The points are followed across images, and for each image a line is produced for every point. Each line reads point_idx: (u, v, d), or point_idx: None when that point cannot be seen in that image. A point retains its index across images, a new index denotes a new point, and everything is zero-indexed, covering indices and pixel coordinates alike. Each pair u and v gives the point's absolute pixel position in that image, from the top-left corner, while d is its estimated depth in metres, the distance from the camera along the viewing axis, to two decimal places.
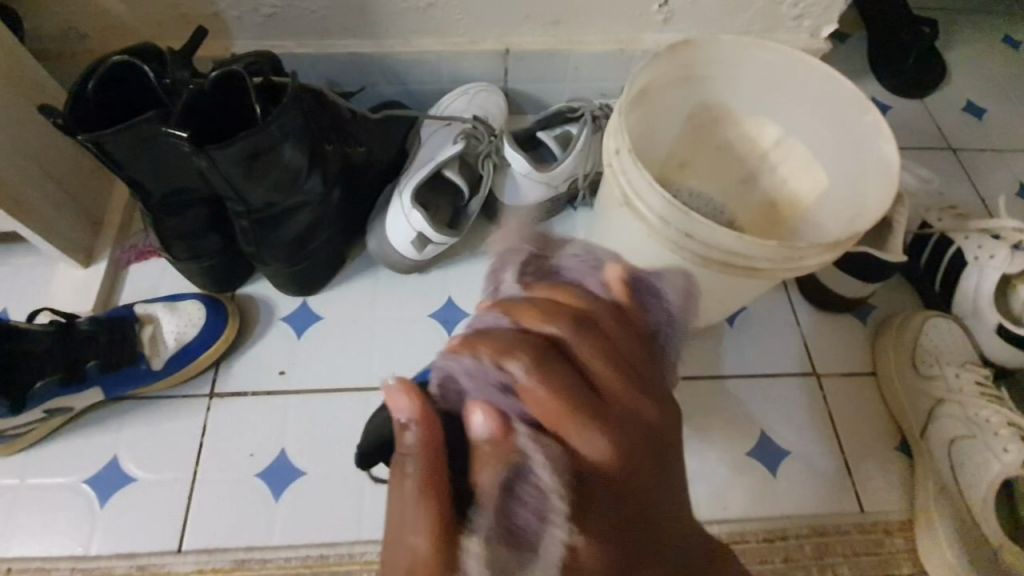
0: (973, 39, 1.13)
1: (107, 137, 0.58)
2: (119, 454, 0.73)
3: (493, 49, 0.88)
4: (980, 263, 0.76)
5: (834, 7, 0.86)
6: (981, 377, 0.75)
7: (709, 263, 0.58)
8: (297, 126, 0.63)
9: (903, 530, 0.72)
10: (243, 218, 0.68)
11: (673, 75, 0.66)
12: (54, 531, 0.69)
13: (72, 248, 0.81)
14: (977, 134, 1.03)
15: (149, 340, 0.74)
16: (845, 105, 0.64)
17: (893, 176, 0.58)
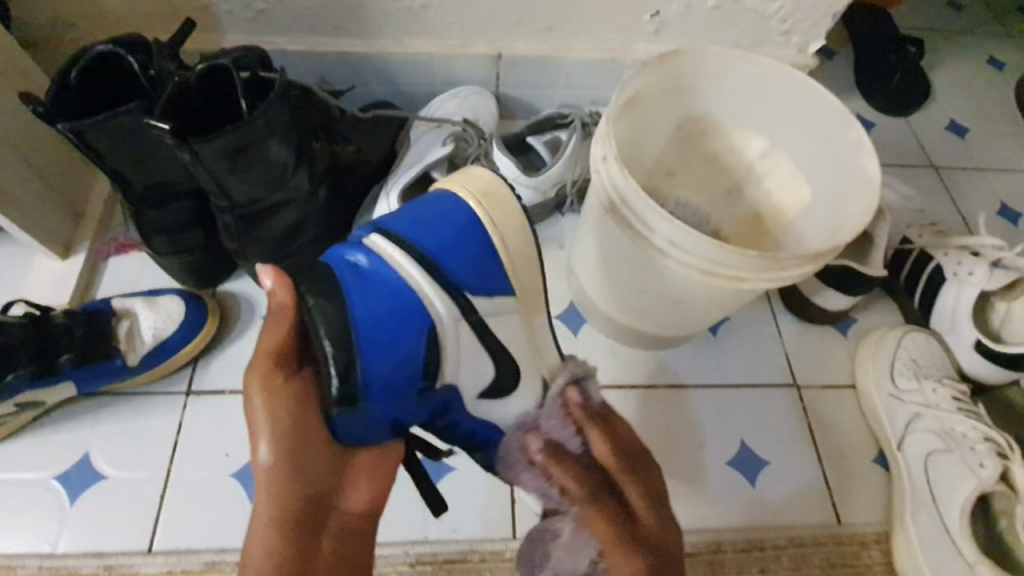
0: (957, 59, 1.16)
1: (89, 126, 0.57)
2: (91, 450, 0.72)
3: (485, 52, 0.88)
4: (960, 279, 0.77)
5: (822, 23, 0.87)
6: (958, 393, 0.75)
7: (693, 270, 0.58)
8: (284, 122, 0.62)
9: (879, 543, 0.72)
10: (226, 214, 0.67)
11: (661, 84, 0.67)
12: (21, 528, 0.68)
13: (49, 238, 0.79)
14: (959, 153, 1.05)
15: (126, 334, 0.72)
16: (829, 119, 0.65)
17: (875, 189, 0.59)
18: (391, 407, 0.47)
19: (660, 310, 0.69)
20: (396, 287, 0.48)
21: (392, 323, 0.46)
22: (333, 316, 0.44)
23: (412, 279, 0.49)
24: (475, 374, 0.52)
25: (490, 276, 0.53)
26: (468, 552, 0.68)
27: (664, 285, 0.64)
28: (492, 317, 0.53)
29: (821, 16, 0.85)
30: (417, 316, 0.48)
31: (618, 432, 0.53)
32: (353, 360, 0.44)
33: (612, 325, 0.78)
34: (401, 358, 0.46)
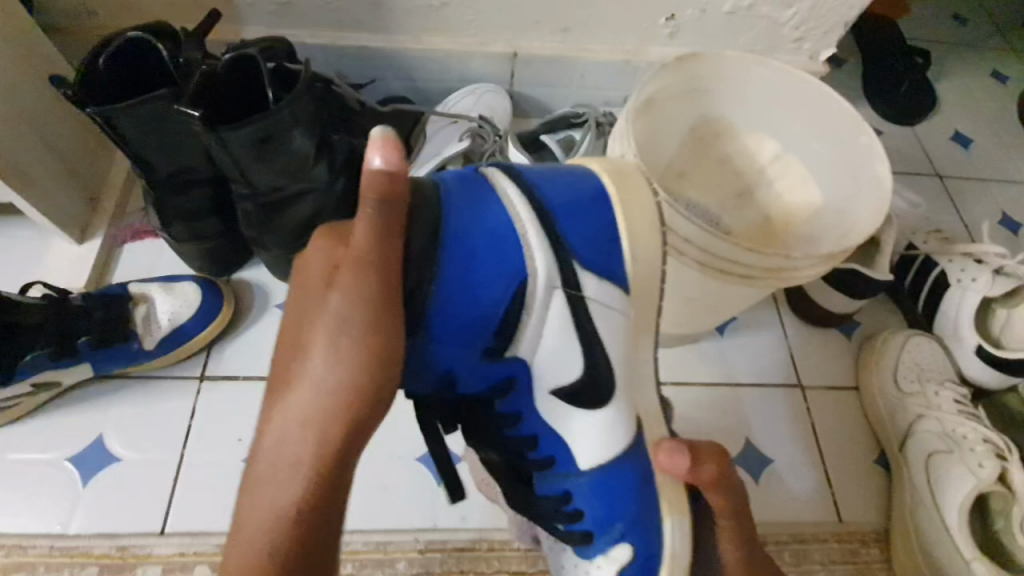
0: (963, 71, 1.18)
1: (118, 111, 0.58)
2: (104, 433, 0.72)
3: (501, 51, 0.89)
4: (963, 286, 0.79)
5: (833, 31, 0.88)
6: (959, 396, 0.77)
7: (708, 268, 0.59)
8: (308, 114, 0.63)
9: (879, 541, 0.74)
10: (248, 201, 0.69)
11: (679, 86, 0.68)
12: (34, 507, 0.68)
13: (67, 223, 0.80)
14: (964, 163, 1.07)
15: (143, 318, 0.73)
16: (842, 125, 0.66)
17: (887, 196, 0.61)
18: (453, 353, 0.47)
19: (672, 307, 0.70)
20: (498, 232, 0.47)
21: (480, 268, 0.46)
22: (421, 238, 0.43)
23: (523, 231, 0.47)
24: (560, 363, 0.51)
25: (606, 261, 0.50)
26: (477, 541, 0.69)
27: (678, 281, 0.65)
28: (597, 302, 0.50)
29: (833, 24, 0.87)
30: (512, 269, 0.47)
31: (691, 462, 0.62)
32: (427, 288, 0.44)
33: None
34: (475, 306, 0.46)
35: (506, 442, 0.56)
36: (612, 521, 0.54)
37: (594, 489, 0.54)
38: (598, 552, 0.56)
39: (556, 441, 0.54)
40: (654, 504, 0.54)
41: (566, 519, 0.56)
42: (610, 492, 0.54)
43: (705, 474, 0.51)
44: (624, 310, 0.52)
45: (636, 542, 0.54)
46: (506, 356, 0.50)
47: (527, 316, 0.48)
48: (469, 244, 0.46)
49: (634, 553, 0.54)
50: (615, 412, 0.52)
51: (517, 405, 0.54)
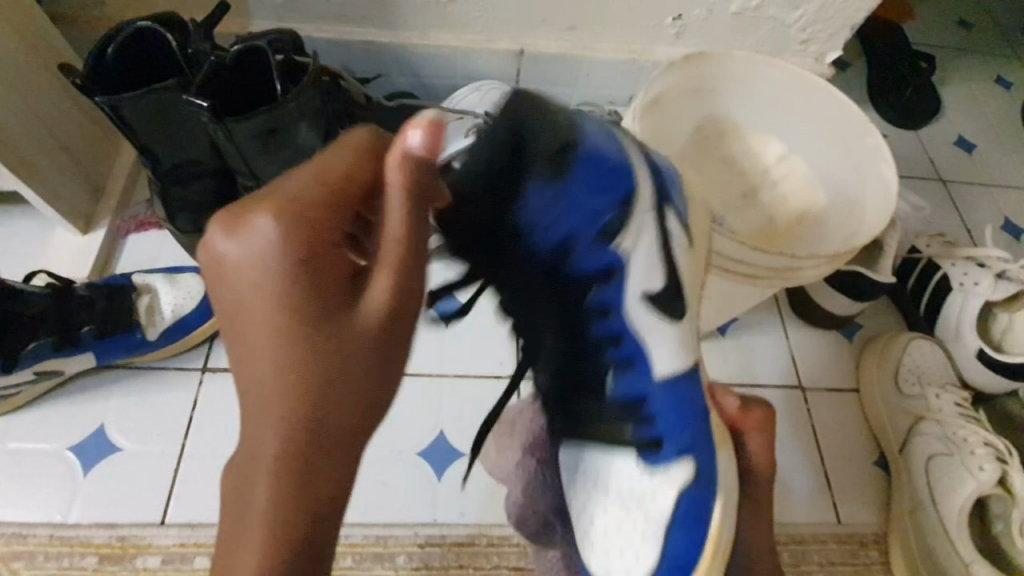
0: (968, 76, 1.18)
1: (125, 100, 0.58)
2: (106, 423, 0.72)
3: (508, 48, 0.89)
4: (965, 289, 0.79)
5: (839, 34, 0.88)
6: (960, 399, 0.77)
7: (713, 268, 0.60)
8: (314, 107, 0.64)
9: (879, 543, 0.74)
10: (252, 194, 0.69)
11: (686, 85, 0.68)
12: (35, 496, 0.68)
13: (71, 213, 0.80)
14: (967, 168, 1.07)
15: (146, 309, 0.73)
16: (849, 126, 0.67)
17: (894, 199, 0.61)
18: (538, 266, 0.46)
19: None
20: (608, 156, 0.45)
21: (588, 178, 0.44)
22: (543, 135, 0.42)
23: (635, 163, 0.47)
24: (655, 320, 0.47)
25: (699, 210, 0.48)
26: (476, 536, 0.70)
27: None
28: (680, 246, 0.48)
29: (839, 26, 0.87)
30: (619, 185, 0.45)
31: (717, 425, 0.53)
32: (530, 181, 0.43)
33: None
34: (573, 213, 0.44)
35: (587, 344, 0.48)
36: (676, 434, 0.46)
37: (668, 399, 0.46)
38: (664, 464, 0.46)
39: (634, 340, 0.47)
40: (715, 430, 0.47)
41: (642, 425, 0.47)
42: (682, 404, 0.46)
43: (758, 421, 0.49)
44: (700, 264, 0.50)
45: (702, 457, 0.45)
46: (607, 246, 0.45)
47: (618, 246, 0.46)
48: (583, 164, 0.44)
49: (698, 469, 0.45)
50: (688, 329, 0.49)
51: (609, 297, 0.47)
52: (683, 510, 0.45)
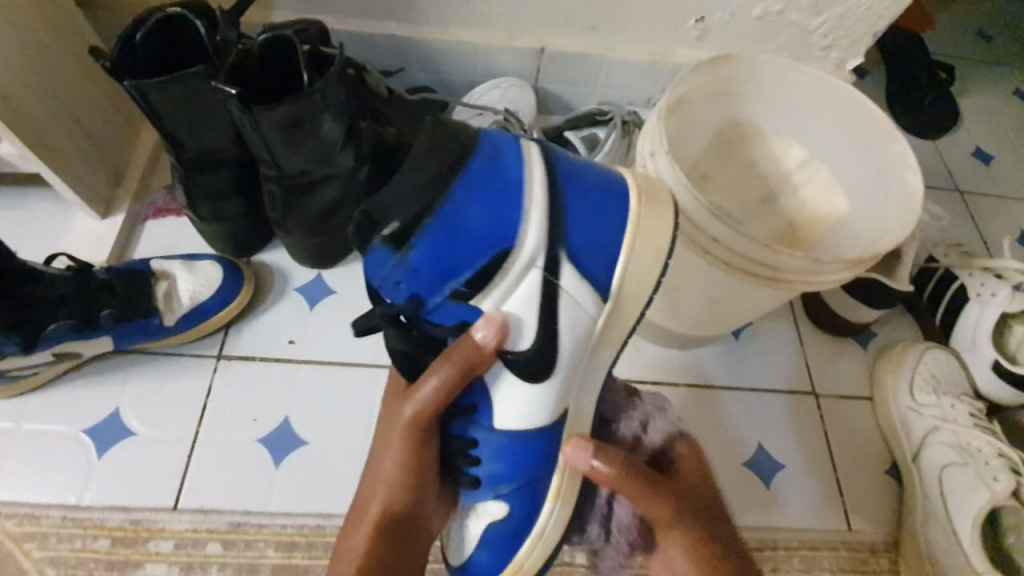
0: (987, 87, 1.17)
1: (154, 86, 0.58)
2: (121, 407, 0.73)
3: (529, 46, 0.89)
4: (981, 300, 0.79)
5: (862, 41, 0.88)
6: (975, 410, 0.77)
7: (734, 269, 0.60)
8: (340, 99, 0.64)
9: (889, 552, 0.74)
10: (273, 183, 0.69)
11: (709, 87, 0.68)
12: (48, 477, 0.69)
13: (91, 198, 0.80)
14: (984, 179, 1.07)
15: (165, 295, 0.73)
16: (874, 135, 0.67)
17: (918, 204, 0.61)
18: (419, 279, 0.52)
19: (692, 307, 0.70)
20: (506, 194, 0.53)
21: (481, 214, 0.52)
22: (441, 165, 0.51)
23: (529, 200, 0.53)
24: (521, 327, 0.55)
25: (604, 252, 0.56)
26: None
27: (702, 281, 0.65)
28: (567, 293, 0.56)
29: (862, 34, 0.87)
30: (502, 233, 0.53)
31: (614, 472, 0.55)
32: (426, 214, 0.50)
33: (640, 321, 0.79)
34: (461, 244, 0.52)
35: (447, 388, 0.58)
36: (503, 481, 0.58)
37: (507, 447, 0.57)
38: (479, 502, 0.59)
39: (482, 393, 0.57)
40: (546, 487, 0.58)
41: (469, 463, 0.58)
42: (520, 457, 0.57)
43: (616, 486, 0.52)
44: (593, 311, 0.57)
45: (516, 505, 0.57)
46: (464, 302, 0.54)
47: (502, 279, 0.54)
48: (472, 195, 0.52)
49: (511, 511, 0.57)
50: (549, 393, 0.57)
51: None
52: (491, 537, 0.58)
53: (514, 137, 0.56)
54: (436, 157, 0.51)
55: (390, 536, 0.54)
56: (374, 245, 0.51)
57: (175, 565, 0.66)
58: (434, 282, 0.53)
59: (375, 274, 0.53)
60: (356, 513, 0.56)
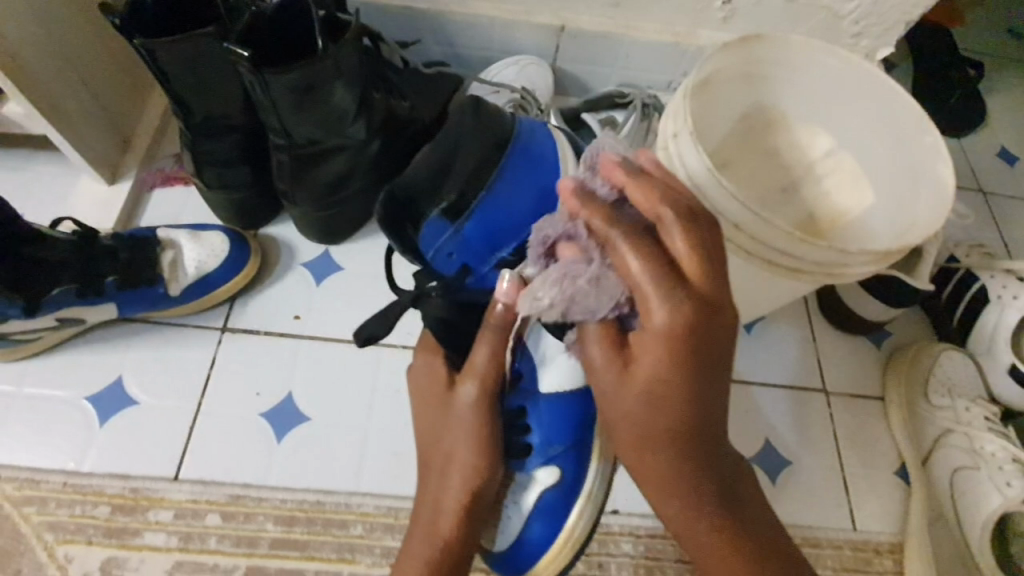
0: (1015, 85, 1.14)
1: (162, 44, 0.56)
2: (124, 374, 0.72)
3: (548, 23, 0.86)
4: (1002, 302, 0.77)
5: (893, 30, 0.85)
6: (989, 413, 0.75)
7: (754, 257, 0.58)
8: (353, 66, 0.62)
9: (895, 553, 0.72)
10: (282, 152, 0.67)
11: (736, 69, 0.66)
12: (49, 442, 0.68)
13: (98, 162, 0.79)
14: (1008, 179, 1.04)
15: (170, 264, 0.72)
16: (903, 123, 0.65)
17: (949, 195, 0.59)
18: (473, 244, 0.57)
19: None
20: (540, 178, 0.58)
21: (518, 195, 0.57)
22: (486, 153, 0.57)
23: (559, 186, 0.58)
24: None
25: None
26: None
27: None
28: None
29: (894, 22, 0.84)
30: (535, 207, 0.57)
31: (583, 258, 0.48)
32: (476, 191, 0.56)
33: None
34: (503, 217, 0.56)
35: None
36: (553, 442, 0.59)
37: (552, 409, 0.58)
38: (531, 469, 0.59)
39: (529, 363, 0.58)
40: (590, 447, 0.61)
41: (521, 433, 0.58)
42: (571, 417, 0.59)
43: (633, 198, 0.44)
44: None
45: (565, 465, 0.59)
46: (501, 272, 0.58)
47: None
48: (517, 171, 0.57)
49: (562, 473, 0.59)
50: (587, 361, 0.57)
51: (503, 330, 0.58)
52: (546, 503, 0.58)
53: (548, 129, 0.62)
54: (486, 132, 0.57)
55: (475, 517, 0.52)
56: (431, 217, 0.55)
57: (174, 535, 0.66)
58: (484, 248, 0.57)
59: (424, 235, 0.56)
60: (432, 505, 0.52)
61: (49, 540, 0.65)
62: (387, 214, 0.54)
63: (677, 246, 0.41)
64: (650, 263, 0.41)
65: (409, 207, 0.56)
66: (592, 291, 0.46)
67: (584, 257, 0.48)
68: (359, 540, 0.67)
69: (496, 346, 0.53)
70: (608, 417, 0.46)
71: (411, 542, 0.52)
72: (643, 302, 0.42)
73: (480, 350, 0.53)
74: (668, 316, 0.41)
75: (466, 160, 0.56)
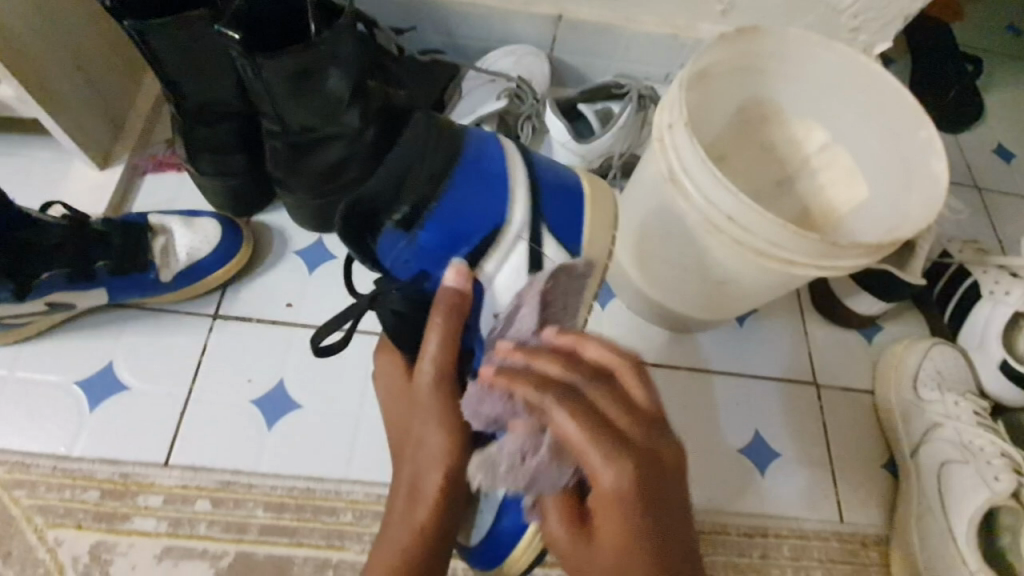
0: (1015, 82, 1.14)
1: (154, 29, 0.56)
2: (114, 360, 0.72)
3: (546, 12, 0.86)
4: (995, 299, 0.77)
5: (893, 25, 0.85)
6: (979, 408, 0.75)
7: (745, 249, 0.57)
8: (348, 53, 0.61)
9: (879, 545, 0.74)
10: (277, 140, 0.67)
11: (732, 60, 0.65)
12: (39, 426, 0.68)
13: (90, 147, 0.78)
14: (1004, 176, 1.04)
15: (161, 250, 0.72)
16: (901, 117, 0.64)
17: (941, 189, 0.58)
18: (433, 252, 0.54)
19: (700, 290, 0.69)
20: (496, 184, 0.57)
21: (476, 200, 0.55)
22: (440, 158, 0.54)
23: (514, 189, 0.57)
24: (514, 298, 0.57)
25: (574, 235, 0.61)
26: None
27: (712, 262, 0.63)
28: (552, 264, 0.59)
29: (893, 16, 0.83)
30: (492, 215, 0.56)
31: (546, 370, 0.45)
32: (431, 200, 0.53)
33: (644, 302, 0.77)
34: (461, 224, 0.55)
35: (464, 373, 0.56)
36: None
37: None
38: None
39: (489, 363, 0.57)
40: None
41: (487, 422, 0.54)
42: None
43: (549, 365, 0.46)
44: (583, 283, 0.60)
45: None
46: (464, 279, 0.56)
47: (497, 252, 0.56)
48: (470, 179, 0.55)
49: None
50: None
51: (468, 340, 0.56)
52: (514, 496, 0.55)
53: (496, 134, 0.60)
54: (437, 138, 0.54)
55: (455, 501, 0.50)
56: (386, 229, 0.53)
57: (163, 520, 0.66)
58: (445, 255, 0.55)
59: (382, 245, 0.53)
60: (406, 495, 0.49)
61: (40, 524, 0.65)
62: (346, 224, 0.49)
63: (604, 403, 0.44)
64: (586, 431, 0.42)
65: (370, 219, 0.52)
66: (544, 475, 0.46)
67: (526, 441, 0.46)
68: (348, 527, 0.68)
69: (450, 332, 0.51)
70: None
71: (384, 535, 0.49)
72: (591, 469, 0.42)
73: (431, 340, 0.51)
74: (618, 481, 0.41)
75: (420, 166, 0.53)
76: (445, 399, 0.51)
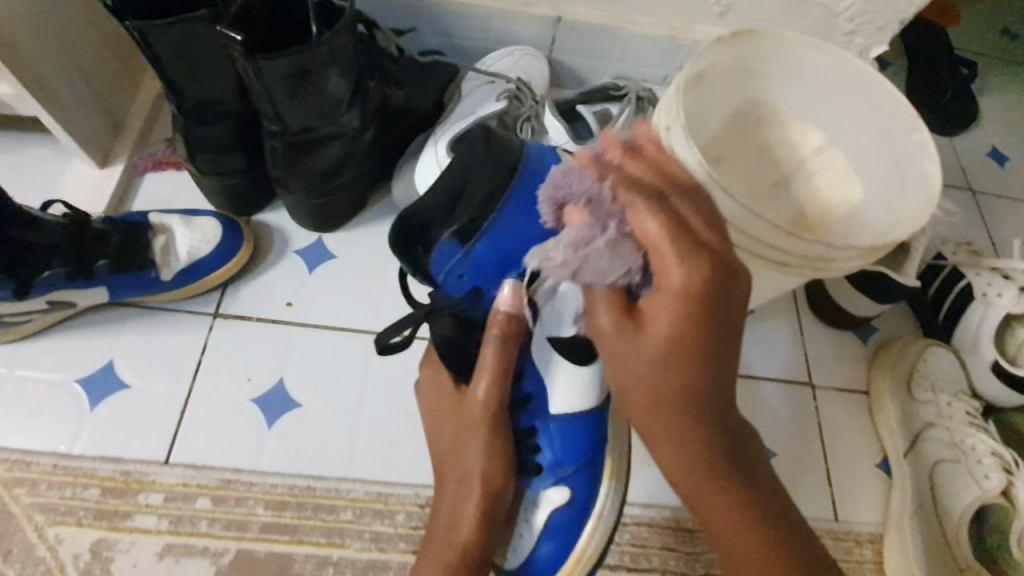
0: (1009, 86, 1.15)
1: (153, 28, 0.56)
2: (115, 359, 0.72)
3: (545, 14, 0.86)
4: (987, 300, 0.78)
5: (888, 28, 0.85)
6: (971, 408, 0.76)
7: (742, 251, 0.58)
8: (346, 53, 0.62)
9: (874, 543, 0.74)
10: (276, 139, 0.67)
11: (729, 63, 0.66)
12: (40, 424, 0.68)
13: (90, 146, 0.78)
14: (998, 179, 1.05)
15: (162, 249, 0.72)
16: (898, 121, 0.65)
17: (934, 193, 0.61)
18: (482, 272, 0.59)
19: None
20: (547, 215, 0.56)
21: (526, 229, 0.56)
22: (493, 184, 0.56)
23: (569, 220, 0.56)
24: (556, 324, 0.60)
25: None
26: None
27: None
28: None
29: (888, 20, 0.84)
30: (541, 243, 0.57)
31: (634, 172, 0.48)
32: (480, 220, 0.57)
33: None
34: (510, 249, 0.57)
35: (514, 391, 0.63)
36: (563, 464, 0.62)
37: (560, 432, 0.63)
38: (541, 489, 0.62)
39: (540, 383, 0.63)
40: (600, 467, 0.64)
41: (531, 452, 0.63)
42: (576, 441, 0.62)
43: (637, 168, 0.48)
44: None
45: (576, 486, 0.62)
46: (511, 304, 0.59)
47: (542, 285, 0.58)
48: (523, 209, 0.56)
49: (572, 494, 0.62)
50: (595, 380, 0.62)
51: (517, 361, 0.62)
52: (555, 523, 0.62)
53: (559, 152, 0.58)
54: (490, 165, 0.56)
55: (495, 510, 0.57)
56: (441, 242, 0.58)
57: (164, 518, 0.66)
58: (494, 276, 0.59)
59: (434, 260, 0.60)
60: (451, 508, 0.57)
61: (41, 522, 0.65)
62: (400, 237, 0.59)
63: (682, 211, 0.46)
64: (670, 226, 0.44)
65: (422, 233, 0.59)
66: (605, 253, 0.49)
67: (598, 222, 0.50)
68: (349, 524, 0.68)
69: (499, 360, 0.58)
70: (624, 381, 0.48)
71: (431, 543, 0.57)
72: (659, 262, 0.45)
73: (484, 367, 0.59)
74: (687, 273, 0.43)
75: (471, 189, 0.57)
76: (491, 430, 0.59)
